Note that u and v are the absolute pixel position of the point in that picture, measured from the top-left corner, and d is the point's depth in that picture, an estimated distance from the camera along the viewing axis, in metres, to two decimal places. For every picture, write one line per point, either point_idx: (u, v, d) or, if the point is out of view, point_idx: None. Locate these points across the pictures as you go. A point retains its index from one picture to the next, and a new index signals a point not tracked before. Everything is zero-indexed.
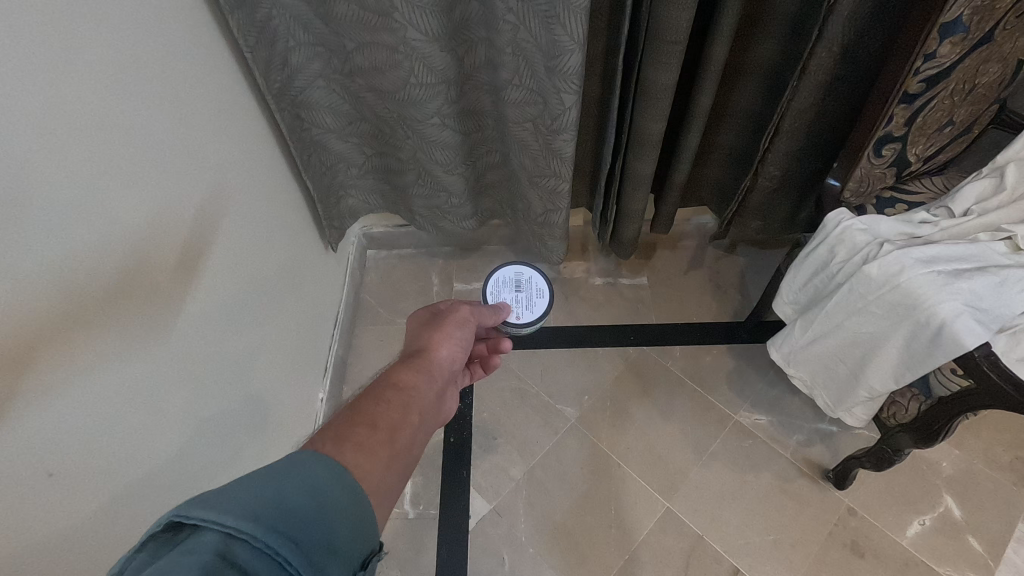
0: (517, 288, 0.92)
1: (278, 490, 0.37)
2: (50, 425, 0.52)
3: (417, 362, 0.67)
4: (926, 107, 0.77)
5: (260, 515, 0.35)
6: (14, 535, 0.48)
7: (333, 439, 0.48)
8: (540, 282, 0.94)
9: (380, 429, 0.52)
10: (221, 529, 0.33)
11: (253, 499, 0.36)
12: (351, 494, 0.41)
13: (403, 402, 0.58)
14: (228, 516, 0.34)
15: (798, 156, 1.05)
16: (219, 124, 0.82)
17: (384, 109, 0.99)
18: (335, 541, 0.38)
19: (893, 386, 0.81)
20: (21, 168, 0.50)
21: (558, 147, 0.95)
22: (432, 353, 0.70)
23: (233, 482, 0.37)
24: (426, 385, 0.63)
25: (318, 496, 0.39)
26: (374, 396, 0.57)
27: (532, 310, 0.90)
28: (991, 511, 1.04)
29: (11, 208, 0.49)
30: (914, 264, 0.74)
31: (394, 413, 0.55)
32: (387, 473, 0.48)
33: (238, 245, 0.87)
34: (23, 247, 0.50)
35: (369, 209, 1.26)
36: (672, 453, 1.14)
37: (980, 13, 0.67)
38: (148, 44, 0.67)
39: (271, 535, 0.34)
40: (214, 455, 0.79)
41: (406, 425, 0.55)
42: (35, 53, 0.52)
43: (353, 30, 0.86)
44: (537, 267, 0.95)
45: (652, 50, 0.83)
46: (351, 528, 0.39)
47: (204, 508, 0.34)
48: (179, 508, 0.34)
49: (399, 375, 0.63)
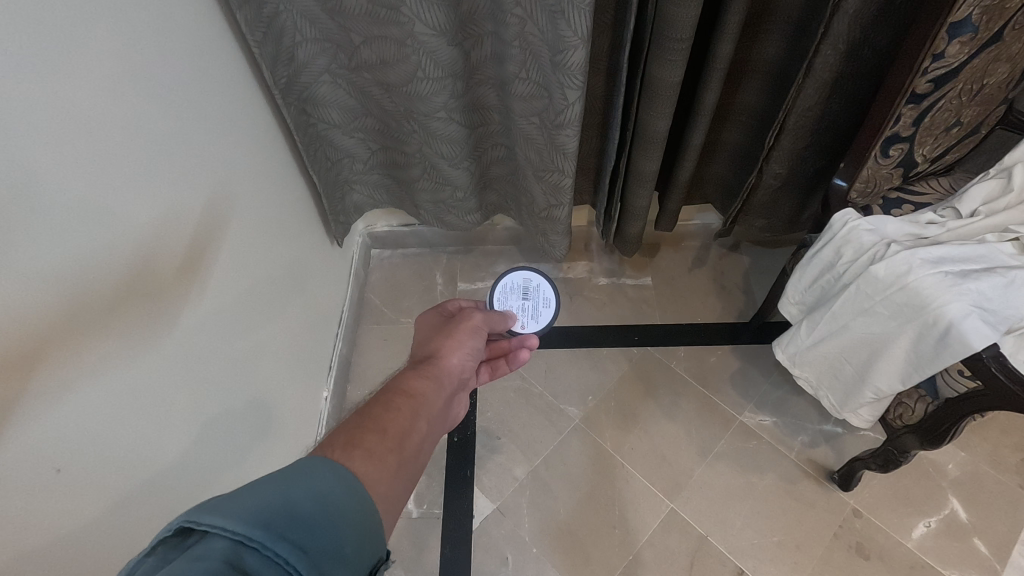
0: (524, 296, 0.93)
1: (287, 497, 0.37)
2: (56, 421, 0.52)
3: (425, 368, 0.67)
4: (934, 107, 0.77)
5: (270, 523, 0.35)
6: (17, 529, 0.47)
7: (343, 445, 0.48)
8: (547, 291, 0.94)
9: (389, 434, 0.52)
10: (230, 536, 0.33)
11: (262, 505, 0.36)
12: (358, 501, 0.41)
13: (412, 409, 0.58)
14: (238, 523, 0.34)
15: (804, 156, 1.04)
16: (225, 118, 0.82)
17: (391, 105, 1.00)
18: (343, 550, 0.38)
19: (899, 387, 0.81)
20: (26, 169, 0.50)
21: (563, 142, 0.95)
22: (441, 360, 0.70)
23: (242, 489, 0.37)
24: (435, 393, 0.63)
25: (328, 505, 0.39)
26: (382, 402, 0.57)
27: (537, 320, 0.91)
28: (997, 514, 1.03)
29: (17, 208, 0.49)
30: (921, 265, 0.73)
31: (402, 420, 0.55)
32: (395, 479, 0.48)
33: (245, 241, 0.87)
34: (33, 247, 0.50)
35: (375, 204, 1.26)
36: (676, 453, 1.14)
37: (989, 13, 0.67)
38: (155, 37, 0.67)
39: (280, 543, 0.34)
40: (220, 451, 0.79)
41: (414, 430, 0.55)
42: (41, 43, 0.52)
43: (361, 25, 0.86)
44: (546, 274, 0.95)
45: (659, 48, 0.83)
46: (359, 536, 0.39)
47: (215, 515, 0.34)
48: (189, 514, 0.34)
49: (408, 382, 0.63)
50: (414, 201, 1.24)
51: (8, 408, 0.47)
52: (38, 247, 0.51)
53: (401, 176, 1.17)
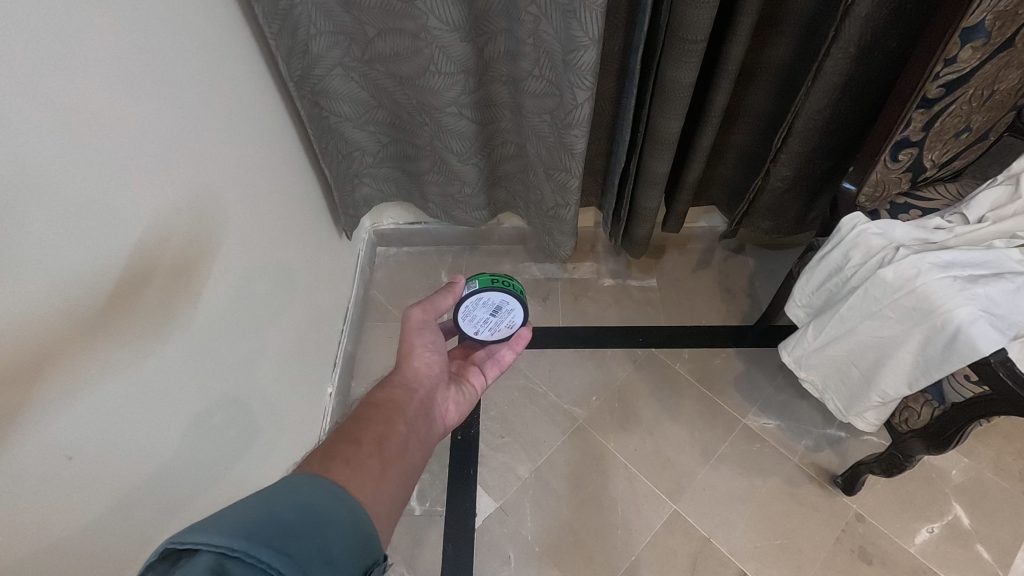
0: (493, 311, 0.85)
1: (271, 509, 0.38)
2: (71, 416, 0.52)
3: (393, 377, 0.68)
4: (945, 111, 0.77)
5: (252, 533, 0.35)
6: (23, 513, 0.47)
7: (320, 458, 0.48)
8: (518, 315, 0.86)
9: (365, 442, 0.53)
10: (214, 549, 0.34)
11: (246, 519, 0.37)
12: (345, 509, 0.42)
13: (386, 416, 0.59)
14: (221, 536, 0.34)
15: (810, 158, 1.04)
16: (236, 114, 0.83)
17: (403, 96, 1.01)
18: (331, 553, 0.38)
19: (906, 390, 0.81)
20: (34, 167, 0.50)
21: (571, 142, 0.95)
22: (402, 368, 0.71)
23: (223, 509, 0.37)
24: (406, 399, 0.64)
25: (311, 513, 0.39)
26: (357, 415, 0.58)
27: (491, 332, 0.87)
28: (1001, 520, 1.03)
29: (25, 205, 0.49)
30: (930, 269, 0.74)
31: (377, 426, 0.56)
32: (380, 484, 0.49)
33: (252, 236, 0.87)
34: (43, 248, 0.50)
35: (383, 197, 1.26)
36: (680, 454, 1.14)
37: (1002, 18, 0.67)
38: (169, 33, 0.68)
39: (262, 549, 0.35)
40: (228, 444, 0.79)
41: (394, 435, 0.56)
42: (51, 21, 0.52)
43: (375, 17, 0.88)
44: (527, 302, 0.86)
45: (672, 49, 0.83)
46: (348, 540, 0.40)
47: (197, 532, 0.34)
48: (174, 535, 0.34)
49: (377, 394, 0.64)
50: (422, 195, 1.24)
51: (8, 407, 0.46)
52: (39, 232, 0.50)
53: (410, 168, 1.18)
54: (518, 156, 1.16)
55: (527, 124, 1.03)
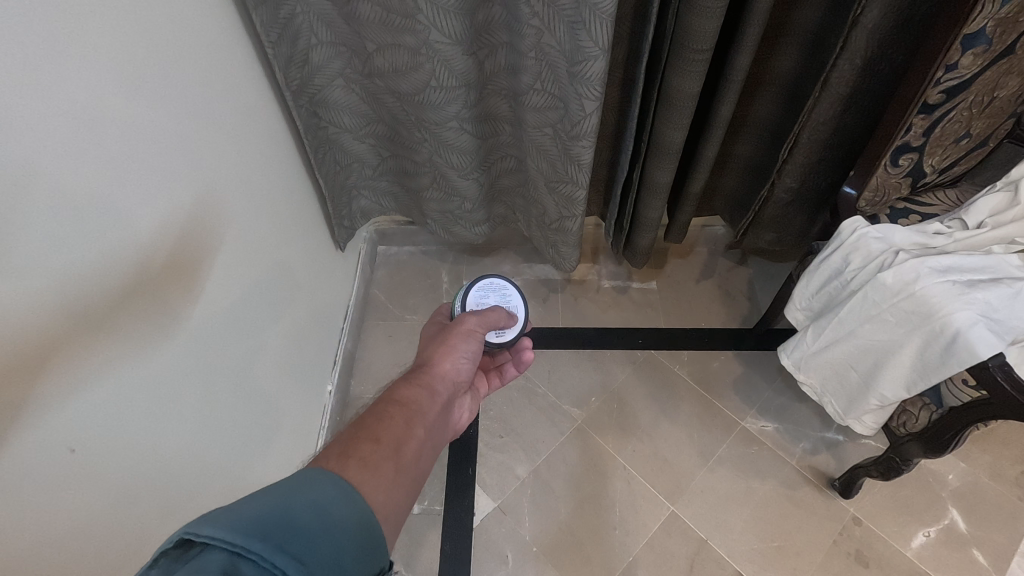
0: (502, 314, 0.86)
1: (287, 508, 0.38)
2: (69, 419, 0.52)
3: (418, 377, 0.68)
4: (946, 117, 0.77)
5: (267, 534, 0.36)
6: (25, 508, 0.47)
7: (337, 456, 0.48)
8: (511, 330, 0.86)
9: (384, 443, 0.53)
10: (229, 548, 0.34)
11: (261, 518, 0.36)
12: (357, 512, 0.42)
13: (407, 417, 0.59)
14: (237, 534, 0.34)
15: (815, 168, 1.04)
16: (238, 122, 0.83)
17: (402, 112, 1.01)
18: (342, 561, 0.38)
19: (905, 395, 0.81)
20: (35, 166, 0.49)
21: (577, 153, 0.95)
22: (435, 368, 0.71)
23: (236, 503, 0.37)
24: (429, 401, 0.64)
25: (325, 516, 0.39)
26: (378, 411, 0.58)
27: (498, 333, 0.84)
28: (997, 526, 1.03)
29: (24, 204, 0.48)
30: (929, 273, 0.74)
31: (396, 427, 0.56)
32: (392, 488, 0.48)
33: (254, 239, 0.87)
34: (48, 246, 0.50)
35: (381, 209, 1.28)
36: (678, 457, 1.14)
37: (1003, 26, 0.68)
38: (174, 42, 0.68)
39: (277, 554, 0.35)
40: (227, 446, 0.79)
41: (411, 439, 0.56)
42: (59, 26, 0.52)
43: (375, 32, 0.88)
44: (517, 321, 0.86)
45: (676, 57, 0.84)
46: (358, 547, 0.40)
47: (215, 526, 0.34)
48: (190, 525, 0.34)
49: (402, 391, 0.64)
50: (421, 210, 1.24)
51: (8, 410, 0.46)
52: (42, 231, 0.50)
53: (410, 183, 1.18)
54: (518, 168, 1.17)
55: (528, 138, 1.03)
